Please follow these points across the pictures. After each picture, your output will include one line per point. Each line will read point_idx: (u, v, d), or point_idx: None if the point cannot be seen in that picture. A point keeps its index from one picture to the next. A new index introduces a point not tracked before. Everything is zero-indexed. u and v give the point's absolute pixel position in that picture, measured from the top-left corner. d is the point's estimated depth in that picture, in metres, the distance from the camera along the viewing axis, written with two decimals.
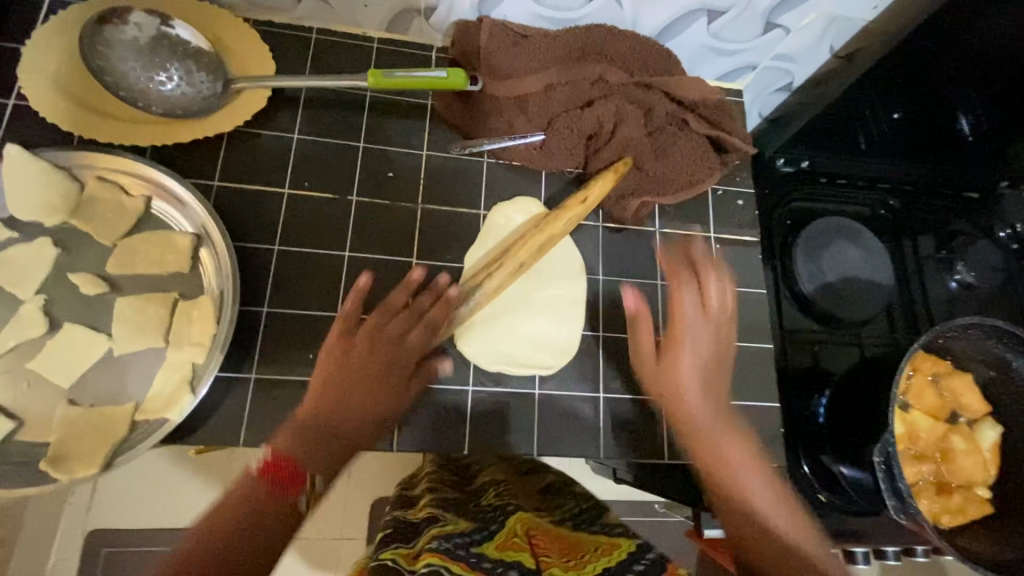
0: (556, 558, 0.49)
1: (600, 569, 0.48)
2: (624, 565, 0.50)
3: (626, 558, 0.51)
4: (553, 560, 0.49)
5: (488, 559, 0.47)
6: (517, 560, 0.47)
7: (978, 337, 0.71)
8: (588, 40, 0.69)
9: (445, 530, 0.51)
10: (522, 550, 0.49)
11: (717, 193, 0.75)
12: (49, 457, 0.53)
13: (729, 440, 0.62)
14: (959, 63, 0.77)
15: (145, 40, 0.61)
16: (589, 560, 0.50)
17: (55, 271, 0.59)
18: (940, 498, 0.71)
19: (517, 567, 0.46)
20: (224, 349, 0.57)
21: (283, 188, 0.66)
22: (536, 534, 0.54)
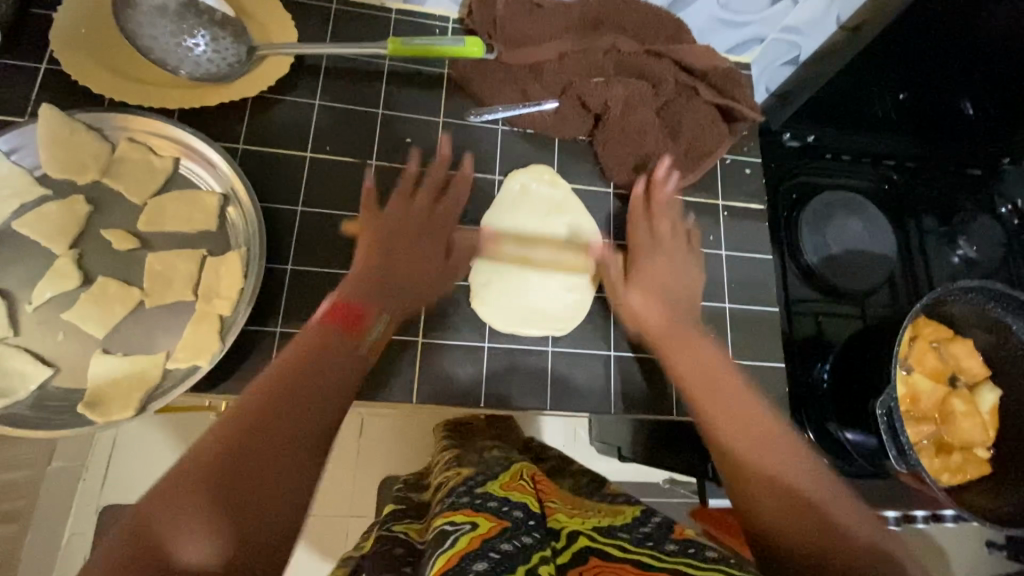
0: (557, 504, 0.56)
1: (604, 526, 0.53)
2: (630, 525, 0.53)
3: (632, 520, 0.55)
4: (557, 508, 0.56)
5: (491, 498, 0.52)
6: (524, 504, 0.52)
7: (978, 300, 0.72)
8: (602, 10, 0.71)
9: (454, 484, 0.56)
10: (525, 493, 0.55)
11: (725, 162, 0.77)
12: (87, 401, 0.55)
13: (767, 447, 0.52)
14: (969, 47, 0.78)
15: (173, 6, 0.63)
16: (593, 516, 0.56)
17: (89, 227, 0.61)
18: (939, 457, 0.74)
19: (523, 508, 0.51)
20: (251, 303, 0.59)
21: (305, 153, 0.68)
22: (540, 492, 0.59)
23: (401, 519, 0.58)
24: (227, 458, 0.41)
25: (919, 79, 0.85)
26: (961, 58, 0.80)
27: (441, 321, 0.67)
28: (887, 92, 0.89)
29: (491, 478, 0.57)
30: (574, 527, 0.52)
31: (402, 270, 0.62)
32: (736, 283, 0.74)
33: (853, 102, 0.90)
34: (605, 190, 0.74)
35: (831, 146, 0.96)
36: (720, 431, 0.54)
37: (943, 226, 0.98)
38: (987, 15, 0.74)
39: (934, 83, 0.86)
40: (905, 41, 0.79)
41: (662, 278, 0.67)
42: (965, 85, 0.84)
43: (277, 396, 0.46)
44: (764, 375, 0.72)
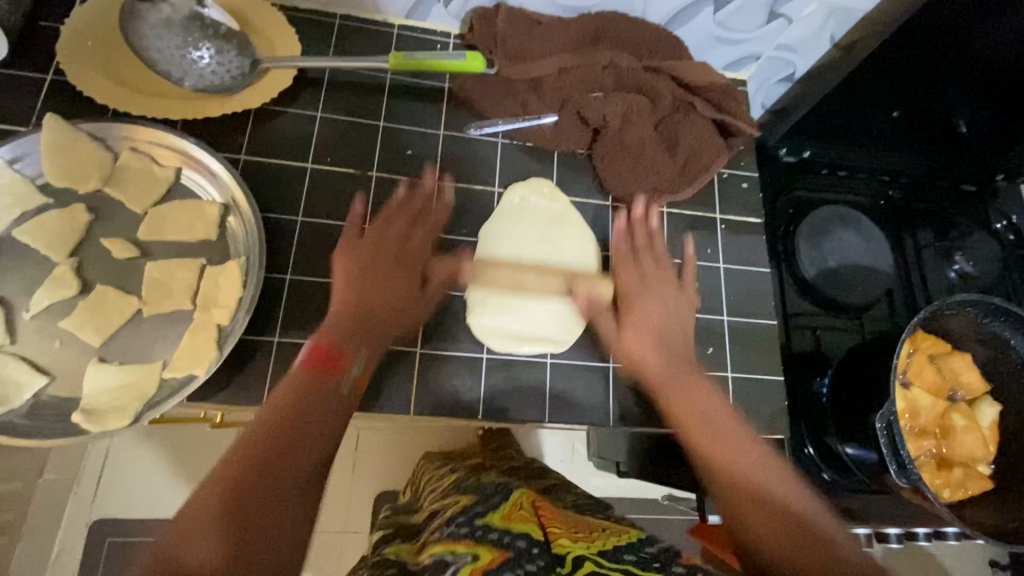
0: (562, 530, 0.51)
1: (608, 544, 0.49)
2: (634, 546, 0.49)
3: (637, 541, 0.51)
4: (562, 532, 0.50)
5: (492, 529, 0.49)
6: (526, 533, 0.49)
7: (975, 314, 0.73)
8: (600, 27, 0.73)
9: (448, 514, 0.55)
10: (529, 521, 0.51)
11: (722, 176, 0.78)
12: (83, 410, 0.55)
13: (741, 445, 0.54)
14: (962, 66, 0.80)
15: (178, 19, 0.64)
16: (598, 536, 0.51)
17: (89, 235, 0.61)
18: (940, 472, 0.73)
19: (525, 538, 0.48)
20: (249, 312, 0.59)
21: (307, 163, 0.69)
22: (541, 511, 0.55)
23: (393, 543, 0.56)
24: (226, 495, 0.41)
25: (913, 98, 0.87)
26: (955, 77, 0.82)
27: (439, 331, 0.66)
28: (883, 111, 0.90)
29: (493, 508, 0.54)
30: (578, 551, 0.47)
31: (373, 306, 0.59)
32: (735, 296, 0.74)
33: (849, 120, 0.91)
34: (604, 202, 0.74)
35: (826, 162, 0.98)
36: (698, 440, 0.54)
37: (941, 239, 0.99)
38: (983, 41, 0.76)
39: (928, 103, 0.87)
40: (899, 63, 0.80)
41: (636, 266, 0.68)
42: (959, 104, 0.86)
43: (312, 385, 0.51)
44: (763, 388, 0.72)
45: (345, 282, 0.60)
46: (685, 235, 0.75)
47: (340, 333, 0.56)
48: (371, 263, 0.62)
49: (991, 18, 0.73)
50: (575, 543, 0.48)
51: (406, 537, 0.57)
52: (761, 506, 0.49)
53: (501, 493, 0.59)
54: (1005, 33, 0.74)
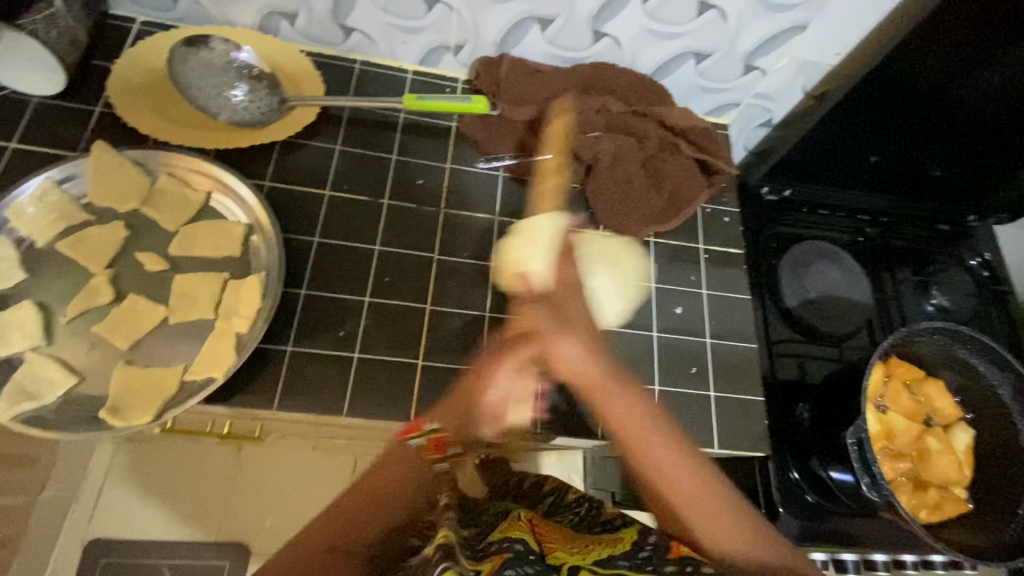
0: (557, 544, 0.54)
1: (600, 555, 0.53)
2: (629, 552, 0.53)
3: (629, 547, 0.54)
4: (557, 546, 0.54)
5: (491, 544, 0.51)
6: (525, 539, 0.51)
7: (944, 342, 0.77)
8: (593, 77, 0.81)
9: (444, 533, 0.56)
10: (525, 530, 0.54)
11: (706, 211, 0.84)
12: (109, 407, 0.59)
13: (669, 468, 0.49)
14: (940, 113, 0.87)
15: (217, 64, 0.74)
16: (588, 545, 0.55)
17: (125, 250, 0.67)
18: (917, 494, 0.76)
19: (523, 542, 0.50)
20: (268, 321, 0.65)
21: (325, 191, 0.76)
22: (537, 526, 0.59)
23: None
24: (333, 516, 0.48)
25: (889, 143, 0.94)
26: (931, 127, 0.90)
27: (440, 345, 0.71)
28: (860, 154, 0.96)
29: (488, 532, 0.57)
30: (573, 561, 0.51)
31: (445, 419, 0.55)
32: (718, 319, 0.79)
33: (824, 161, 0.98)
34: (595, 231, 0.80)
35: (806, 201, 1.03)
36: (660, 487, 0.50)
37: (919, 274, 1.04)
38: (966, 95, 0.84)
39: (907, 149, 0.94)
40: (881, 112, 0.88)
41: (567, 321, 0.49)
42: (933, 148, 0.94)
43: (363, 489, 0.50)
44: (747, 408, 0.75)
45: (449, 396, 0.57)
46: (670, 263, 0.81)
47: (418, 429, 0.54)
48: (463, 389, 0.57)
49: (980, 68, 0.80)
50: (569, 556, 0.52)
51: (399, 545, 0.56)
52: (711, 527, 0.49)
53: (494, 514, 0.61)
54: (986, 87, 0.82)
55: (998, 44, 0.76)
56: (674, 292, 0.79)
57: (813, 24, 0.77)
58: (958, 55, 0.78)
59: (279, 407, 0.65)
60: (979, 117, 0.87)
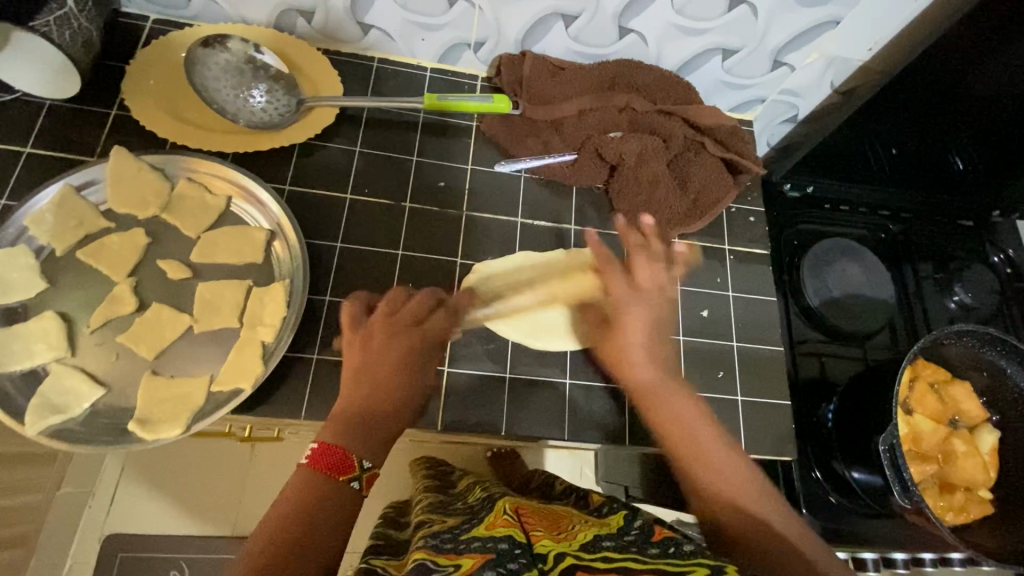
0: (545, 533, 0.52)
1: (588, 538, 0.52)
2: (617, 535, 0.52)
3: (618, 529, 0.54)
4: (544, 534, 0.52)
5: (475, 539, 0.50)
6: (508, 535, 0.50)
7: (972, 345, 0.77)
8: (619, 74, 0.79)
9: (433, 531, 0.55)
10: (513, 526, 0.52)
11: (730, 210, 0.83)
12: (137, 419, 0.59)
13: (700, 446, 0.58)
14: (956, 103, 0.84)
15: (234, 63, 0.72)
16: (579, 530, 0.54)
17: (147, 257, 0.66)
18: (942, 496, 0.76)
19: (509, 538, 0.50)
20: (294, 330, 0.64)
21: (346, 194, 0.74)
22: (524, 514, 0.58)
23: (381, 556, 0.57)
24: (267, 549, 0.45)
25: (910, 135, 0.91)
26: (953, 118, 0.87)
27: (465, 351, 0.71)
28: (880, 147, 0.94)
29: (475, 523, 0.55)
30: (559, 547, 0.49)
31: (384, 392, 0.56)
32: (743, 321, 0.78)
33: (844, 157, 0.96)
34: (619, 233, 0.79)
35: (828, 197, 1.02)
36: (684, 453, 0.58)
37: (941, 271, 1.03)
38: (975, 81, 0.79)
39: (930, 141, 0.92)
40: (907, 104, 0.85)
41: (632, 336, 0.66)
42: (950, 137, 0.91)
43: (319, 487, 0.48)
44: (772, 412, 0.75)
45: (354, 375, 0.57)
46: (695, 265, 0.80)
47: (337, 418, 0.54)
48: (370, 360, 0.58)
49: (988, 57, 0.75)
50: (554, 542, 0.50)
51: (396, 553, 0.57)
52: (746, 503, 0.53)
53: (487, 507, 0.61)
54: (995, 73, 0.77)
55: (1014, 32, 0.71)
56: (700, 294, 0.78)
57: (847, 19, 0.75)
58: (965, 46, 0.74)
59: (306, 417, 0.64)
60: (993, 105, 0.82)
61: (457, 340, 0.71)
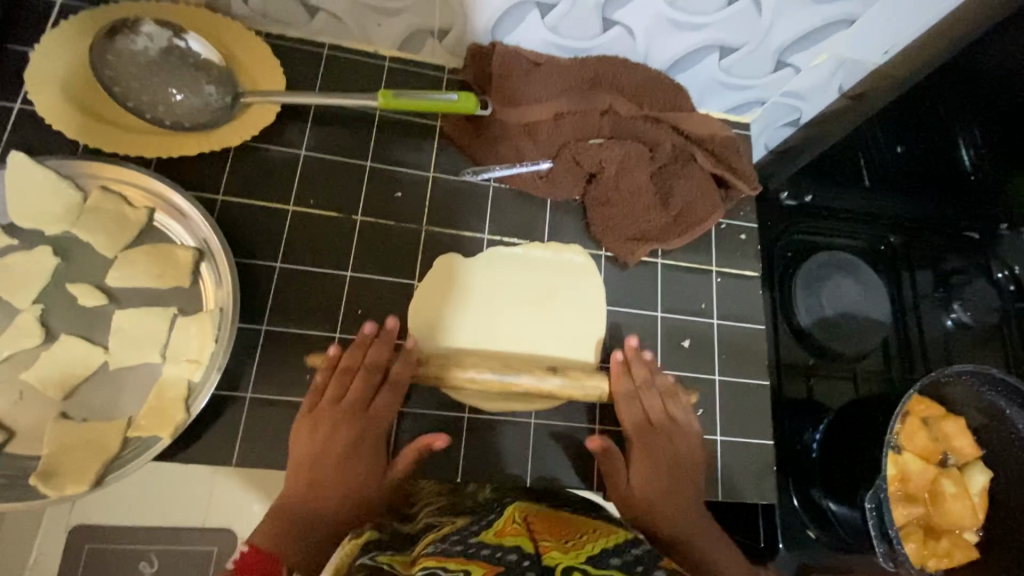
0: (553, 541, 0.47)
1: (600, 548, 0.46)
2: (621, 546, 0.47)
3: (625, 542, 0.48)
4: (550, 543, 0.47)
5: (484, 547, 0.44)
6: (517, 544, 0.44)
7: (973, 384, 0.73)
8: (600, 73, 0.69)
9: (441, 534, 0.50)
10: (523, 535, 0.47)
11: (721, 227, 0.76)
12: (40, 472, 0.52)
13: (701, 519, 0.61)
14: (960, 95, 0.74)
15: (155, 53, 0.62)
16: (587, 541, 0.48)
17: (55, 280, 0.58)
18: (928, 543, 0.71)
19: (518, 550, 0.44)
20: (221, 368, 0.56)
21: (288, 205, 0.66)
22: (533, 520, 0.52)
23: (384, 552, 0.49)
24: (275, 515, 0.55)
25: (915, 133, 0.81)
26: (957, 113, 0.76)
27: (420, 386, 0.64)
28: (884, 144, 0.85)
29: (486, 525, 0.50)
30: (567, 561, 0.43)
31: (366, 408, 0.61)
32: (727, 353, 0.72)
33: (847, 162, 0.88)
34: (596, 252, 0.72)
35: (828, 206, 0.93)
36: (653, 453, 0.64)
37: (939, 287, 0.92)
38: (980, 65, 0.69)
39: (941, 146, 0.82)
40: (926, 107, 0.77)
41: (657, 456, 0.64)
42: (959, 139, 0.79)
43: (286, 523, 0.54)
44: (751, 450, 0.70)
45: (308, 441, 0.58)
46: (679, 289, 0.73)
47: (306, 457, 0.58)
48: (321, 463, 0.58)
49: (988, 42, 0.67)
50: (566, 554, 0.44)
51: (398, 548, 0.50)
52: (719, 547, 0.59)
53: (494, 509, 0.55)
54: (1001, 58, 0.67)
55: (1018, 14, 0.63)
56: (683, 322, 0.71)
57: (862, 18, 0.66)
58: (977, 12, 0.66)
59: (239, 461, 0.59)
60: (1000, 103, 0.71)
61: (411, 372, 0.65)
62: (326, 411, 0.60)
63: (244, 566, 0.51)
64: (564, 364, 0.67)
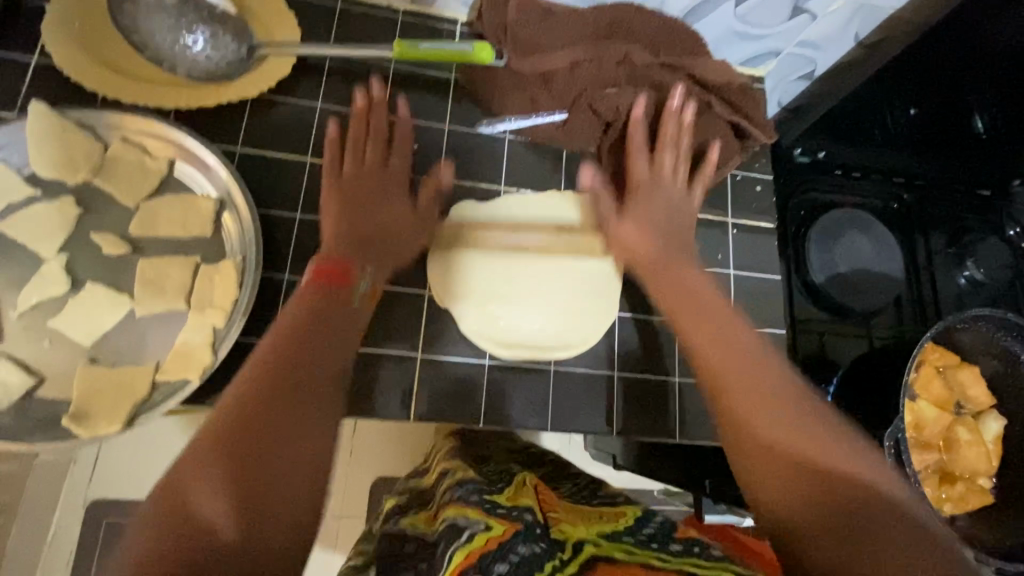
0: (562, 515, 0.53)
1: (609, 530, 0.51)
2: (634, 528, 0.53)
3: (634, 524, 0.53)
4: (560, 517, 0.53)
5: (499, 505, 0.49)
6: (531, 509, 0.49)
7: (988, 329, 0.72)
8: (615, 21, 0.69)
9: (459, 478, 0.55)
10: (532, 499, 0.52)
11: (736, 178, 0.76)
12: (73, 414, 0.53)
13: (763, 378, 0.50)
14: (975, 62, 0.75)
15: (172, 2, 0.61)
16: (599, 522, 0.53)
17: (78, 229, 0.59)
18: (940, 487, 0.73)
19: (530, 511, 0.49)
20: (246, 313, 0.57)
21: (306, 157, 0.66)
22: (542, 491, 0.58)
23: (409, 512, 0.55)
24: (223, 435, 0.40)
25: (930, 93, 0.82)
26: (972, 78, 0.77)
27: (442, 335, 0.65)
28: (897, 103, 0.85)
29: (500, 488, 0.55)
30: (578, 536, 0.48)
31: (310, 374, 0.46)
32: (744, 304, 0.73)
33: (859, 117, 0.88)
34: None
35: (843, 162, 0.93)
36: (741, 416, 0.48)
37: (953, 245, 0.92)
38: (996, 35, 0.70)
39: (953, 108, 0.83)
40: (937, 66, 0.77)
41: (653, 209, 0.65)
42: (973, 101, 0.81)
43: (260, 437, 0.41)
44: None
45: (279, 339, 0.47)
46: (697, 240, 0.73)
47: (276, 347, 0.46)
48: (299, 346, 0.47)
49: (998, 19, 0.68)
50: (574, 526, 0.50)
51: (421, 505, 0.57)
52: (771, 422, 0.47)
53: (506, 477, 0.61)
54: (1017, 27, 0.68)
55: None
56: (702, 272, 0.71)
57: None
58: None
59: None
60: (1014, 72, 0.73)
61: (431, 320, 0.65)
62: (252, 391, 0.43)
63: (227, 448, 0.40)
64: (581, 312, 0.66)
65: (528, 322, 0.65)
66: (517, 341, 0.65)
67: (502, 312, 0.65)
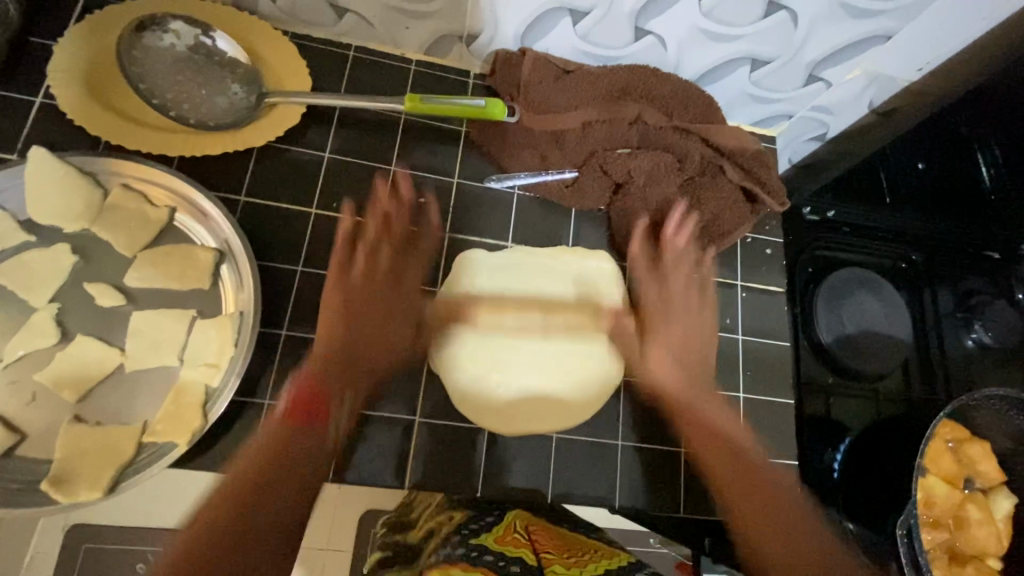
0: (555, 554, 0.46)
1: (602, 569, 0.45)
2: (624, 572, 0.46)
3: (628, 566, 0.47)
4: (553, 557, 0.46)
5: (486, 551, 0.45)
6: (520, 556, 0.44)
7: (1002, 409, 0.71)
8: (630, 83, 0.68)
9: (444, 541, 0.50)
10: (524, 546, 0.47)
11: (746, 241, 0.75)
12: (52, 476, 0.51)
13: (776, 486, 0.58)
14: (976, 110, 0.73)
15: (181, 50, 0.62)
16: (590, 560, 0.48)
17: (71, 279, 0.57)
18: (953, 568, 0.70)
19: (518, 561, 0.44)
20: (240, 375, 0.55)
21: (310, 208, 0.65)
22: (535, 530, 0.52)
23: None
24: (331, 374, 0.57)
25: (935, 147, 0.80)
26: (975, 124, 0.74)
27: (442, 397, 0.63)
28: (903, 158, 0.83)
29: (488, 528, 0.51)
30: None
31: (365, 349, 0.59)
32: (753, 370, 0.71)
33: (865, 175, 0.86)
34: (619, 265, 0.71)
35: (850, 223, 0.89)
36: (695, 441, 0.62)
37: (960, 308, 0.86)
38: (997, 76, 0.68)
39: (959, 150, 0.78)
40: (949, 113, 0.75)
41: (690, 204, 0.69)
42: (978, 146, 0.76)
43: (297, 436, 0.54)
44: None
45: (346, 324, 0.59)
46: None
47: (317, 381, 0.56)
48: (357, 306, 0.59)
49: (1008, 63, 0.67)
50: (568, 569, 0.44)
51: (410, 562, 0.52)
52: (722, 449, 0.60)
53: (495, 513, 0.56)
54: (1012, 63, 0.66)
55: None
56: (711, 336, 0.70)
57: (899, 34, 0.69)
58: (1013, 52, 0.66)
59: None
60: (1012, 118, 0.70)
61: (431, 381, 0.63)
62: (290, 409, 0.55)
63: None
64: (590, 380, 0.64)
65: (521, 382, 0.62)
66: (512, 402, 0.63)
67: (500, 368, 0.62)
